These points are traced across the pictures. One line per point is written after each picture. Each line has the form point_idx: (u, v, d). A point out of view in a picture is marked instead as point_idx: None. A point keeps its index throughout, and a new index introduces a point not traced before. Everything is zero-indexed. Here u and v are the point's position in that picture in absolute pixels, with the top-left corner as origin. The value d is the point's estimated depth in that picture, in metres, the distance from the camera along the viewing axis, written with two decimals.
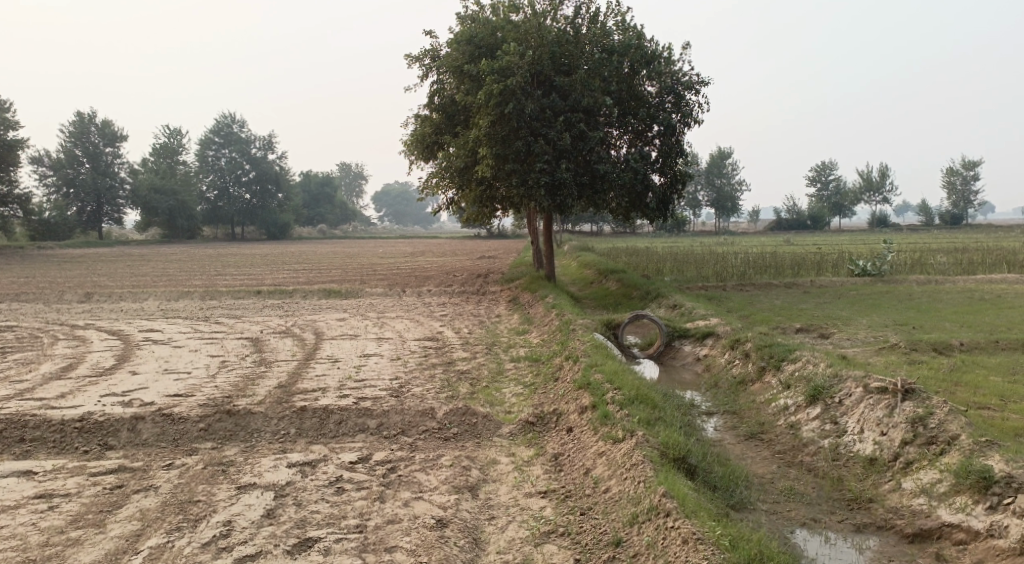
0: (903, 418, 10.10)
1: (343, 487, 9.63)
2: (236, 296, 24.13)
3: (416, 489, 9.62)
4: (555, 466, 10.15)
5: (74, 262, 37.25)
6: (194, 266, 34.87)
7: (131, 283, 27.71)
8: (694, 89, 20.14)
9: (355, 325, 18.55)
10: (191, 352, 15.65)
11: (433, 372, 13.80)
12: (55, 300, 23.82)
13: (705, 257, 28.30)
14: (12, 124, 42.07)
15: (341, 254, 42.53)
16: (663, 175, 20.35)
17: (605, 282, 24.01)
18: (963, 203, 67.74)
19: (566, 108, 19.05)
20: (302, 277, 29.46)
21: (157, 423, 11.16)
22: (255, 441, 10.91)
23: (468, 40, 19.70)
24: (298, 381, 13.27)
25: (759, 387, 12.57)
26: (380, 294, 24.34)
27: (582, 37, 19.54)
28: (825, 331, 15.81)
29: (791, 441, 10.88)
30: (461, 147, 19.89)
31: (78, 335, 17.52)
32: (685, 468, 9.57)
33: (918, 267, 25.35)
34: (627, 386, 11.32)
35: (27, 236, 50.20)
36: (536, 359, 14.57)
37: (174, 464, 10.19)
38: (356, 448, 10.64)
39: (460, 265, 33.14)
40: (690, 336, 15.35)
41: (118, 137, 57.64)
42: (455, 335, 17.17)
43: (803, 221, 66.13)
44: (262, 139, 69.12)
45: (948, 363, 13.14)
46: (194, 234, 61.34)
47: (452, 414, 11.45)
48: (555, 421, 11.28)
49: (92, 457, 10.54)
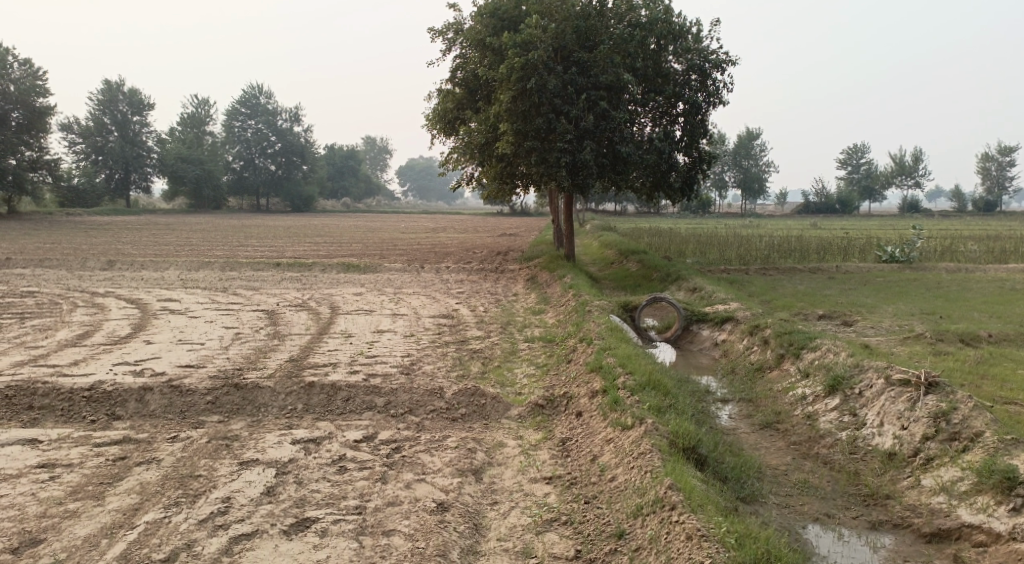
0: (925, 412, 9.78)
1: (345, 466, 9.47)
2: (256, 268, 24.04)
3: (419, 471, 9.45)
4: (563, 451, 9.94)
5: (101, 229, 37.32)
6: (217, 237, 34.85)
7: (154, 252, 27.71)
8: (721, 68, 19.70)
9: (371, 299, 18.40)
10: (206, 323, 15.53)
11: (445, 350, 13.60)
12: (78, 267, 23.83)
13: (729, 240, 27.90)
14: (43, 91, 42.15)
15: (364, 228, 42.39)
16: (687, 154, 19.99)
17: (625, 263, 23.72)
18: (998, 190, 66.56)
19: (589, 85, 18.69)
20: (323, 250, 29.32)
21: (165, 394, 11.01)
22: (262, 416, 10.75)
23: (491, 14, 19.37)
24: (309, 355, 13.13)
25: (777, 375, 12.29)
26: (399, 270, 24.15)
27: (607, 12, 19.10)
28: (848, 319, 15.46)
29: (807, 432, 10.60)
30: (482, 123, 19.61)
31: (97, 302, 17.48)
32: (695, 458, 9.32)
33: (948, 255, 24.83)
34: (640, 371, 11.07)
35: (56, 202, 50.48)
36: (551, 339, 14.35)
37: (179, 437, 10.06)
38: (361, 426, 10.46)
39: (481, 242, 32.91)
40: (708, 320, 15.04)
41: (146, 106, 57.64)
42: (471, 312, 16.97)
43: (832, 205, 65.26)
44: (288, 111, 68.99)
45: (975, 354, 12.79)
46: (220, 204, 61.43)
47: (461, 394, 11.23)
48: (565, 404, 11.05)
49: (98, 428, 10.42)
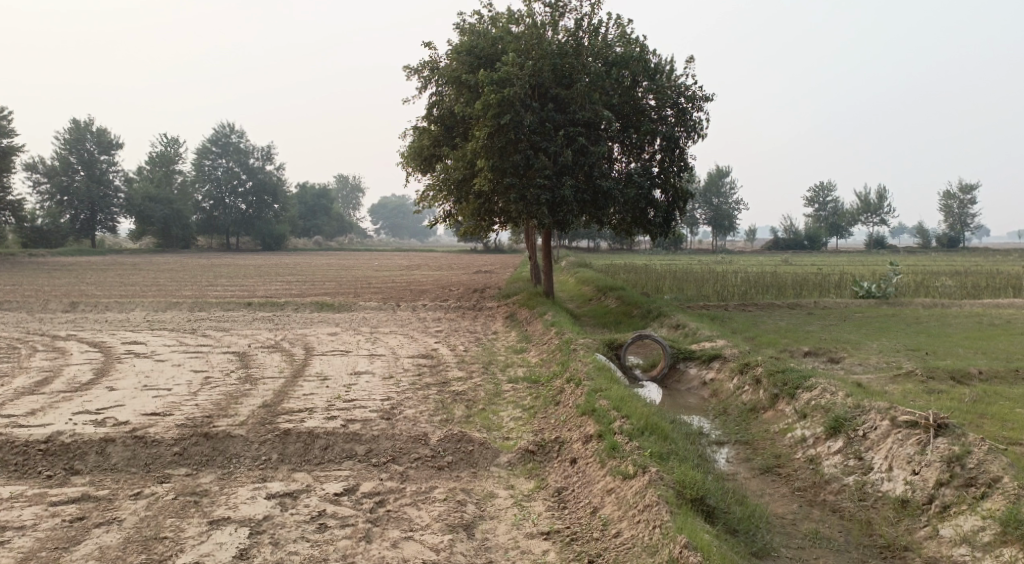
0: (938, 456, 9.33)
1: (326, 523, 8.84)
2: (226, 308, 23.30)
3: (406, 528, 8.86)
4: (559, 503, 9.38)
5: (66, 270, 36.39)
6: (186, 276, 34.00)
7: (119, 293, 26.86)
8: (697, 104, 19.36)
9: (347, 339, 17.77)
10: (173, 366, 14.81)
11: (426, 393, 12.97)
12: (39, 310, 22.96)
13: (706, 276, 27.51)
14: (8, 131, 41.30)
15: (336, 266, 41.67)
16: (665, 191, 19.49)
17: (603, 299, 23.30)
18: (960, 226, 67.15)
19: (567, 122, 18.36)
20: (295, 289, 28.60)
21: (128, 446, 10.28)
22: (233, 468, 10.07)
23: (467, 51, 18.96)
24: (283, 400, 12.45)
25: (772, 416, 11.78)
26: (374, 308, 23.52)
27: (584, 50, 18.74)
28: (835, 356, 15.05)
29: (811, 478, 10.10)
30: (459, 159, 19.11)
31: (58, 346, 16.68)
32: (703, 510, 8.80)
33: (923, 291, 24.62)
34: (636, 414, 10.51)
35: (19, 243, 49.32)
36: (536, 380, 13.78)
37: (143, 493, 9.36)
38: (341, 477, 9.82)
39: (456, 279, 32.37)
40: (695, 358, 14.53)
41: (114, 146, 56.85)
42: (451, 352, 16.40)
43: (800, 242, 65.38)
44: (260, 149, 68.27)
45: (970, 392, 12.38)
46: (188, 243, 60.40)
47: (447, 440, 10.62)
48: (557, 450, 10.48)
49: (55, 484, 9.70)
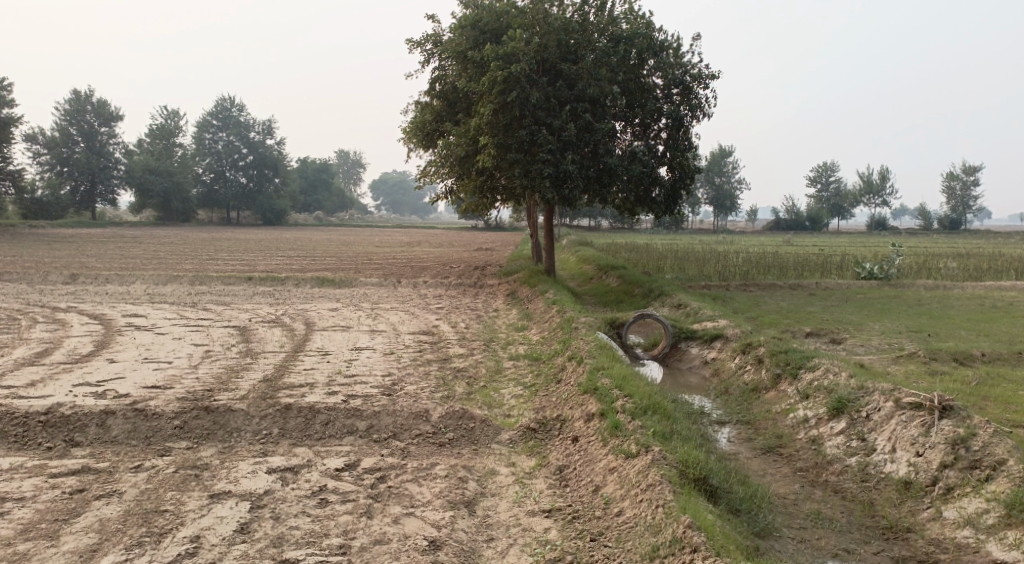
0: (942, 438, 9.29)
1: (326, 499, 8.81)
2: (226, 282, 23.23)
3: (407, 504, 8.83)
4: (561, 481, 9.37)
5: (66, 242, 36.27)
6: (187, 250, 33.94)
7: (120, 266, 26.79)
8: (702, 82, 19.20)
9: (347, 315, 17.71)
10: (174, 340, 14.78)
11: (428, 369, 12.94)
12: (39, 282, 22.91)
13: (707, 256, 27.41)
14: (8, 102, 41.10)
15: (336, 241, 41.52)
16: (669, 169, 19.31)
17: (605, 277, 23.22)
18: (962, 208, 66.92)
19: (572, 98, 18.17)
20: (296, 264, 28.52)
21: (128, 418, 10.24)
22: (234, 442, 10.04)
23: (472, 25, 18.76)
24: (284, 375, 12.42)
25: (774, 396, 11.73)
26: (375, 284, 23.45)
27: (589, 26, 18.57)
28: (836, 337, 14.99)
29: (814, 458, 10.08)
30: (462, 135, 18.96)
31: (59, 318, 16.63)
32: (707, 490, 8.78)
33: (926, 273, 24.52)
34: (639, 393, 10.46)
35: (19, 214, 49.18)
36: (537, 357, 13.74)
37: (144, 466, 9.33)
38: (342, 453, 9.80)
39: (457, 256, 32.28)
40: (697, 337, 14.47)
41: (114, 118, 56.60)
42: (452, 329, 16.34)
43: (802, 223, 65.20)
44: (262, 124, 68.00)
45: (973, 374, 12.32)
46: (188, 217, 60.24)
47: (447, 417, 10.59)
48: (558, 428, 10.46)
49: (55, 456, 9.67)
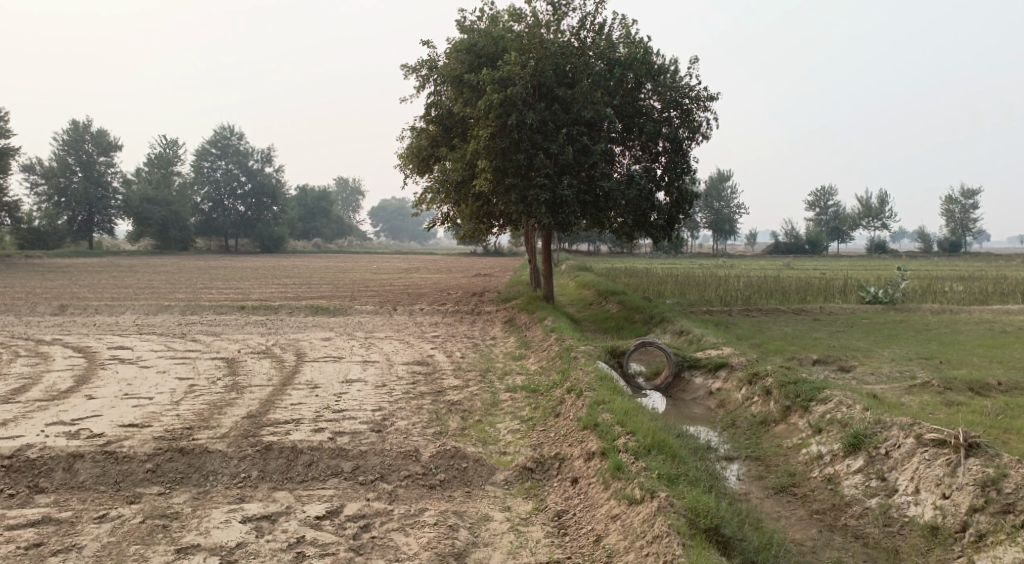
0: (970, 479, 8.69)
1: (303, 553, 8.25)
2: (218, 312, 22.59)
3: (392, 558, 8.26)
4: (559, 528, 8.74)
5: (59, 271, 35.61)
6: (182, 278, 33.31)
7: (111, 296, 26.14)
8: (701, 105, 18.66)
9: (340, 344, 17.08)
10: (158, 374, 14.10)
11: (420, 403, 12.26)
12: (27, 313, 22.26)
13: (708, 280, 26.77)
14: (5, 132, 40.56)
15: (332, 269, 40.80)
16: (668, 194, 18.73)
17: (604, 303, 22.57)
18: (961, 231, 66.36)
19: (569, 121, 17.62)
20: (292, 292, 27.88)
21: (97, 462, 9.55)
22: (210, 487, 9.36)
23: (467, 49, 18.25)
24: (269, 411, 11.73)
25: (785, 430, 11.05)
26: (370, 312, 22.81)
27: (587, 50, 18.05)
28: (845, 365, 14.33)
29: (831, 499, 9.44)
30: (457, 160, 18.40)
31: (42, 351, 15.99)
32: (718, 541, 8.18)
33: (931, 296, 23.89)
34: (642, 431, 9.79)
35: (15, 244, 48.67)
36: (535, 389, 13.06)
37: (109, 516, 8.70)
38: (325, 497, 9.14)
39: (455, 283, 31.61)
40: (701, 366, 13.78)
41: (113, 147, 56.14)
42: (447, 358, 15.71)
43: (801, 247, 64.57)
44: (260, 151, 67.61)
45: (992, 405, 11.67)
46: (186, 246, 59.70)
47: (439, 456, 9.90)
48: (557, 467, 9.78)
49: (16, 504, 9.00)
